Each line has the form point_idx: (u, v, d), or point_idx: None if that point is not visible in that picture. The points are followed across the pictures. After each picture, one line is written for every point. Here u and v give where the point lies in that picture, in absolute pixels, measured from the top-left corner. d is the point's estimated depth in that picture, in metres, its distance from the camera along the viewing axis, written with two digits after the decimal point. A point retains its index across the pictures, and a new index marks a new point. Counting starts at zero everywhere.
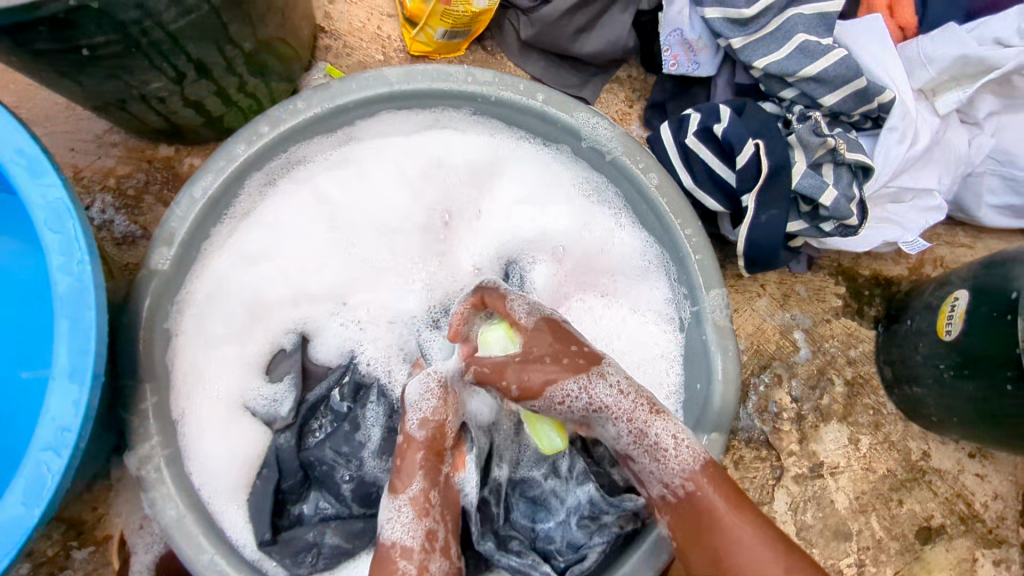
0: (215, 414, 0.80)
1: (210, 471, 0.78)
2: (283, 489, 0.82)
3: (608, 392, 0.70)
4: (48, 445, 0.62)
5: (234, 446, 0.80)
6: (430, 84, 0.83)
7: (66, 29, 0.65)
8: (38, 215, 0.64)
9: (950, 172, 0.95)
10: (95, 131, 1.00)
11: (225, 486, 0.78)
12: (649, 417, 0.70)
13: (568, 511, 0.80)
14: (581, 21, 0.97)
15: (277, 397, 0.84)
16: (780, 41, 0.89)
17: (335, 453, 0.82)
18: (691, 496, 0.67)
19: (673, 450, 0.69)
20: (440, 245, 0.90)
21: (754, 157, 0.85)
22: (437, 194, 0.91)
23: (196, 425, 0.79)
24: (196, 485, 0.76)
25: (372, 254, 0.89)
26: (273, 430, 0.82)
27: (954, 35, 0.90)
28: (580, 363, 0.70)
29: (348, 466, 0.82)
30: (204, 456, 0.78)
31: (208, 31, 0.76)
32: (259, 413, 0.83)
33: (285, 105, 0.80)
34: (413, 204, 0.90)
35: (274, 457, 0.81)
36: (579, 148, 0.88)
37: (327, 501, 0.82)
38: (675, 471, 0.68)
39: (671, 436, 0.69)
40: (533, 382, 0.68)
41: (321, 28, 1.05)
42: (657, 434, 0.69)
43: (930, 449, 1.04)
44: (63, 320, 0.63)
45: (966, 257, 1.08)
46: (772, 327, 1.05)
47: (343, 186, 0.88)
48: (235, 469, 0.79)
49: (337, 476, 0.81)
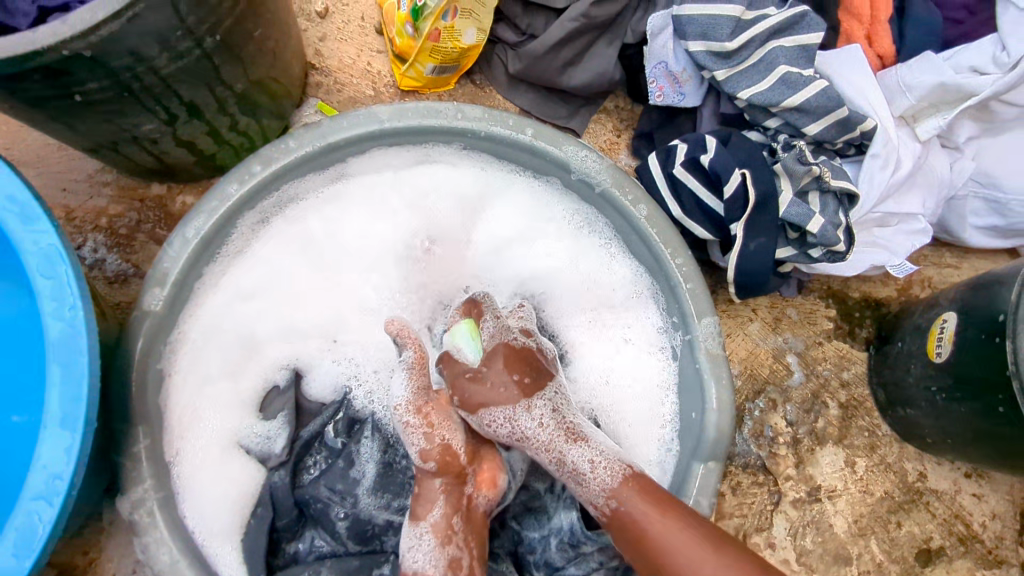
0: (208, 454, 0.80)
1: (205, 513, 0.77)
2: (277, 528, 0.81)
3: (531, 424, 0.71)
4: (39, 493, 0.61)
5: (228, 486, 0.79)
6: (421, 121, 0.84)
7: (59, 77, 0.66)
8: (30, 261, 0.64)
9: (934, 196, 0.97)
10: (87, 171, 1.00)
11: (219, 528, 0.77)
12: (566, 445, 0.70)
13: (551, 532, 0.81)
14: (568, 55, 0.99)
15: (271, 434, 0.83)
16: (763, 72, 0.91)
17: (330, 490, 0.81)
18: (618, 513, 0.67)
19: (591, 475, 0.69)
20: (432, 280, 0.91)
21: (741, 186, 0.86)
22: (429, 229, 0.91)
23: (190, 465, 0.78)
24: (190, 527, 0.75)
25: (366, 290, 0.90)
26: (267, 469, 0.81)
27: (931, 64, 0.92)
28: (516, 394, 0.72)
29: (343, 504, 0.80)
30: (198, 498, 0.77)
31: (200, 75, 0.77)
32: (253, 451, 0.82)
33: (277, 144, 0.81)
34: (406, 239, 0.91)
35: (268, 496, 0.80)
36: (569, 181, 0.89)
37: (321, 538, 0.81)
38: (595, 491, 0.69)
39: (587, 460, 0.70)
40: (471, 399, 0.73)
41: (312, 66, 1.06)
42: (574, 460, 0.70)
43: (926, 470, 1.05)
44: (55, 366, 0.63)
45: (954, 277, 1.10)
46: (765, 351, 1.05)
47: (337, 224, 0.89)
48: (229, 510, 0.78)
49: (332, 513, 0.80)
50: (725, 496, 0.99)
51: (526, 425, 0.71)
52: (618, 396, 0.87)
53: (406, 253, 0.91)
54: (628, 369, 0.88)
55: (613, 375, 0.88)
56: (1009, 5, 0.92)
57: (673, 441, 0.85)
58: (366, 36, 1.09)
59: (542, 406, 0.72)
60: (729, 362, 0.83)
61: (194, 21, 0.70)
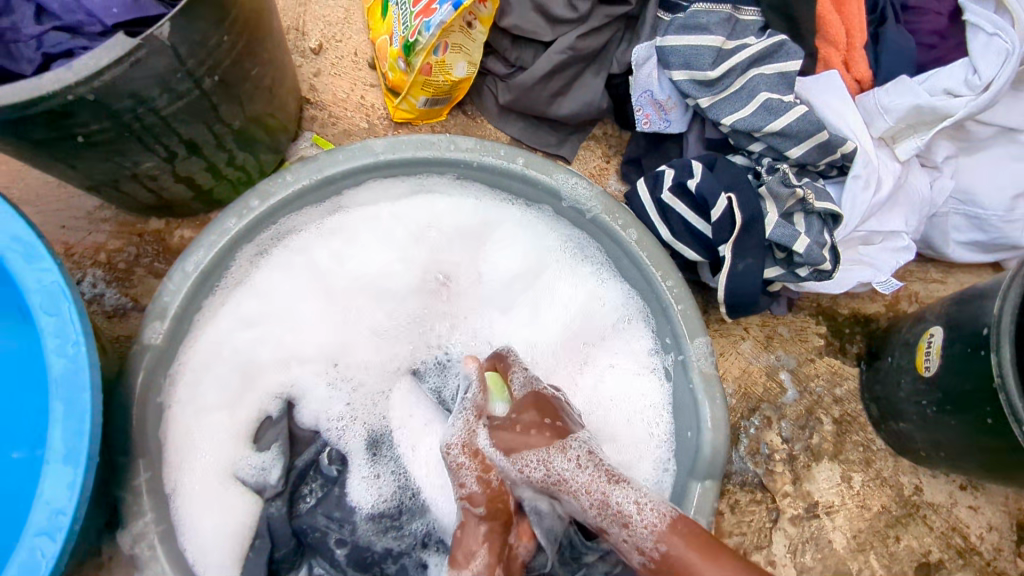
0: (205, 487, 0.80)
1: (203, 545, 0.77)
2: (276, 560, 0.81)
3: (567, 465, 0.65)
4: (42, 529, 0.61)
5: (225, 519, 0.79)
6: (414, 153, 0.86)
7: (63, 120, 0.68)
8: (33, 300, 0.65)
9: (916, 213, 0.99)
10: (86, 208, 1.02)
11: (218, 559, 0.77)
12: (608, 486, 0.63)
13: None
14: (556, 86, 1.02)
15: (265, 466, 0.84)
16: (744, 99, 0.94)
17: (327, 518, 0.82)
18: (666, 558, 0.59)
19: (637, 518, 0.61)
20: (429, 308, 0.93)
21: (727, 210, 0.89)
22: (427, 256, 0.94)
23: (188, 498, 0.78)
24: (189, 559, 0.76)
25: (365, 318, 0.91)
26: (263, 499, 0.82)
27: (907, 87, 0.95)
28: (551, 435, 0.68)
29: (341, 531, 0.82)
30: (197, 530, 0.77)
31: (199, 113, 0.80)
32: (249, 481, 0.82)
33: (273, 179, 0.83)
34: (402, 266, 0.93)
35: (266, 528, 0.80)
36: (560, 208, 0.91)
37: (321, 567, 0.82)
38: (641, 536, 0.61)
39: (632, 501, 0.62)
40: (511, 445, 0.67)
41: (307, 100, 1.09)
42: (619, 501, 0.62)
43: (922, 483, 1.06)
44: (59, 402, 0.64)
45: (940, 292, 1.12)
46: (758, 368, 1.07)
47: (334, 252, 0.91)
48: (228, 543, 0.79)
49: (330, 541, 0.82)
50: (724, 515, 1.00)
51: (562, 467, 0.65)
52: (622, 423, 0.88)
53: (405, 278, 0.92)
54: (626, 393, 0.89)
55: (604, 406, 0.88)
56: (978, 30, 0.96)
57: (671, 462, 0.86)
58: (359, 71, 1.12)
59: (580, 454, 0.66)
60: (721, 383, 0.84)
61: (193, 63, 0.72)
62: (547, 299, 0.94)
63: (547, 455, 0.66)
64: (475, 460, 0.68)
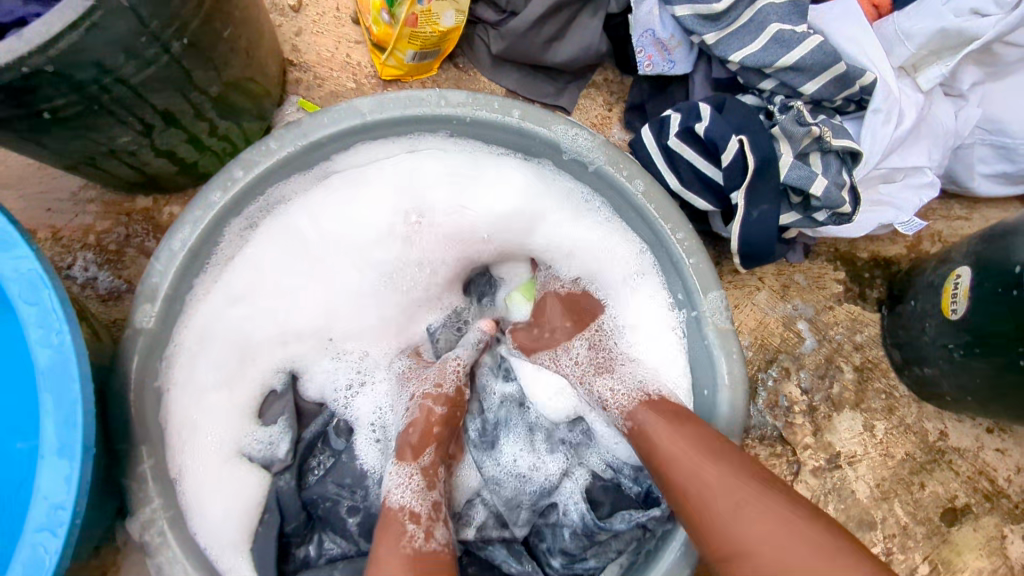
0: (211, 466, 0.79)
1: (212, 526, 0.76)
2: (287, 532, 0.81)
3: (572, 367, 0.84)
4: (43, 525, 0.60)
5: (232, 497, 0.78)
6: (404, 111, 0.81)
7: (24, 95, 0.63)
8: (11, 289, 0.62)
9: (940, 146, 0.93)
10: (70, 188, 0.98)
11: (227, 541, 0.76)
12: (593, 377, 0.82)
13: (562, 523, 0.80)
14: (551, 30, 0.96)
15: (272, 440, 0.83)
16: (754, 33, 0.87)
17: (337, 486, 0.83)
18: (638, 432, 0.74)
19: (611, 400, 0.78)
20: (418, 262, 0.88)
21: (739, 153, 0.83)
22: (410, 203, 0.87)
23: (193, 480, 0.77)
24: (200, 543, 0.75)
25: (357, 281, 0.87)
26: (272, 473, 0.82)
27: (929, 9, 0.89)
28: (571, 327, 0.85)
29: (353, 498, 0.83)
30: (202, 513, 0.76)
31: (171, 81, 0.75)
32: (256, 458, 0.82)
33: (256, 147, 0.79)
34: (385, 220, 0.86)
35: (275, 501, 0.80)
36: (562, 161, 0.86)
37: (332, 541, 0.82)
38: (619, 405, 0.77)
39: (609, 389, 0.79)
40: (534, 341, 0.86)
41: (290, 62, 1.03)
42: (600, 388, 0.80)
43: (947, 428, 1.03)
44: (47, 395, 0.61)
45: (965, 230, 1.07)
46: (775, 319, 1.03)
47: (312, 212, 0.85)
48: (239, 522, 0.78)
49: (342, 510, 0.83)
50: None
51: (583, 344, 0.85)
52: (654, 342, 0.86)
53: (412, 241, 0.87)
54: (647, 320, 0.86)
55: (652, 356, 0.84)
56: None
57: None
58: (343, 27, 1.06)
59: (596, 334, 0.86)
60: (738, 336, 0.81)
61: (158, 26, 0.67)
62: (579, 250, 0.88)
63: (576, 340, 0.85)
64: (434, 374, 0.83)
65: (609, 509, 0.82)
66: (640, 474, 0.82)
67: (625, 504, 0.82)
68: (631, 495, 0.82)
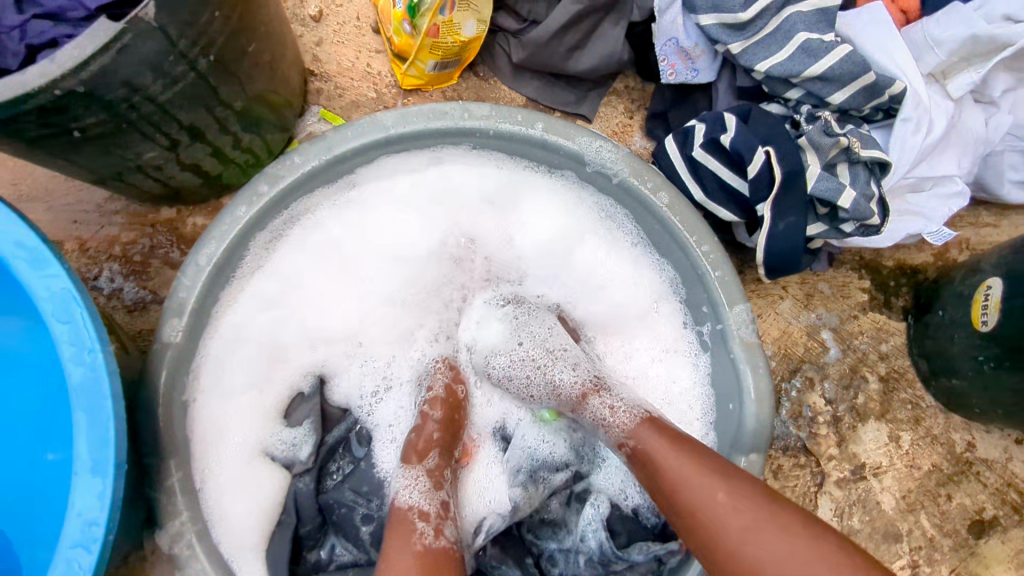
0: (234, 466, 0.80)
1: (232, 525, 0.77)
2: (301, 535, 0.81)
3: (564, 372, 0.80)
4: (77, 541, 0.61)
5: (253, 498, 0.79)
6: (427, 124, 0.81)
7: (55, 115, 0.64)
8: (44, 307, 0.63)
9: (969, 154, 0.91)
10: (96, 200, 0.99)
11: (247, 541, 0.77)
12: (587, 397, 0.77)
13: (578, 550, 0.80)
14: (573, 40, 0.95)
15: (296, 441, 0.83)
16: (781, 42, 0.86)
17: (354, 493, 0.82)
18: (634, 451, 0.71)
19: (611, 419, 0.74)
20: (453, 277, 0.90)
21: (766, 165, 0.83)
22: (448, 226, 0.90)
23: (216, 480, 0.78)
24: (218, 539, 0.75)
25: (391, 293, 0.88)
26: (292, 474, 0.82)
27: (959, 16, 0.87)
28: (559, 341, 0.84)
29: (367, 506, 0.81)
30: (223, 512, 0.77)
31: (198, 97, 0.75)
32: (279, 457, 0.82)
33: (281, 161, 0.79)
34: (424, 239, 0.89)
35: (293, 503, 0.80)
36: (585, 174, 0.86)
37: (343, 547, 0.81)
38: (617, 432, 0.73)
39: (607, 407, 0.75)
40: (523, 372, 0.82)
41: (311, 72, 1.04)
42: (595, 409, 0.76)
43: (975, 439, 1.01)
44: (80, 412, 0.62)
45: (993, 237, 1.05)
46: (798, 329, 1.02)
47: (351, 229, 0.87)
48: (257, 521, 0.79)
49: (356, 518, 0.81)
50: (767, 481, 0.97)
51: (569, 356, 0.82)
52: (646, 380, 0.87)
53: (445, 256, 0.90)
54: (642, 365, 0.88)
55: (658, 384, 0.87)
56: None
57: (711, 432, 0.84)
58: (363, 37, 1.06)
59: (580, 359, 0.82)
60: (765, 349, 0.80)
61: (185, 44, 0.68)
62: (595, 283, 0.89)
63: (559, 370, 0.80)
64: (447, 375, 0.83)
65: (627, 539, 0.81)
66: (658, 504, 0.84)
67: (642, 535, 0.82)
68: (648, 525, 0.83)
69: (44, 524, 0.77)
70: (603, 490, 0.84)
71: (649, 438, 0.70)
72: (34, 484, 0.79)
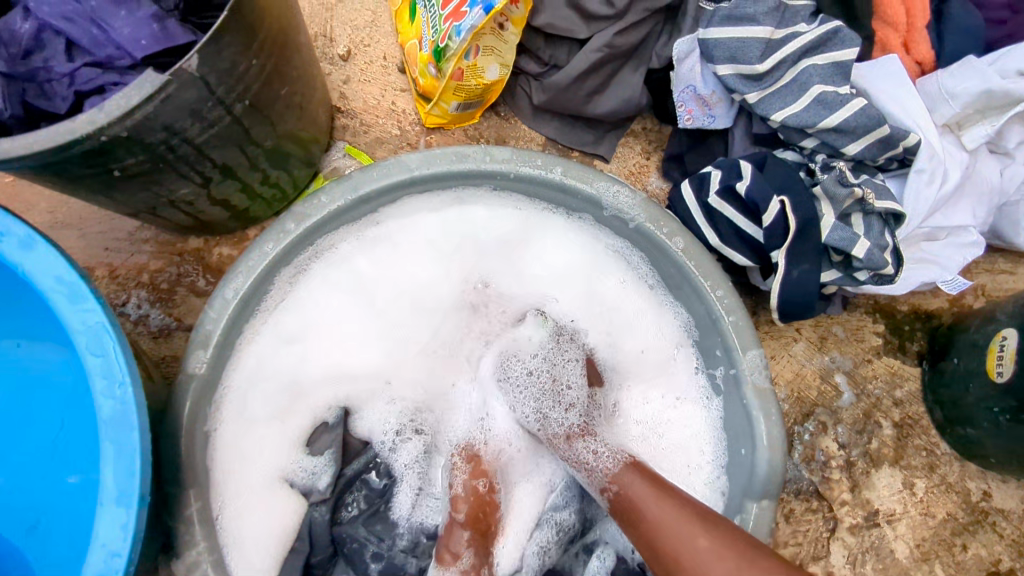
0: (253, 492, 0.81)
1: (247, 550, 0.78)
2: (312, 564, 0.82)
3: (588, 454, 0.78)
4: (99, 571, 0.62)
5: (269, 524, 0.80)
6: (450, 166, 0.84)
7: (98, 158, 0.67)
8: (78, 341, 0.65)
9: (984, 204, 0.92)
10: (127, 229, 1.03)
11: (260, 566, 0.79)
12: (572, 440, 0.80)
13: None
14: (593, 85, 0.98)
15: (316, 469, 0.84)
16: (797, 93, 0.88)
17: (367, 530, 0.83)
18: (618, 496, 0.72)
19: (593, 462, 0.77)
20: (468, 320, 0.92)
21: (780, 214, 0.84)
22: (469, 265, 0.93)
23: (234, 502, 0.79)
24: (231, 564, 0.77)
25: (415, 331, 0.91)
26: (309, 503, 0.83)
27: (975, 69, 0.88)
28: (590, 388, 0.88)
29: (379, 544, 0.82)
30: (240, 534, 0.78)
31: (232, 138, 0.79)
32: (298, 484, 0.84)
33: (308, 201, 0.81)
34: (446, 279, 0.92)
35: (307, 531, 0.81)
36: (602, 217, 0.88)
37: None
38: (602, 477, 0.75)
39: (591, 451, 0.78)
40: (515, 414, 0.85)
41: (338, 109, 1.07)
42: (579, 451, 0.78)
43: (991, 488, 1.00)
44: (108, 443, 0.64)
45: (1009, 284, 1.05)
46: (812, 371, 1.02)
47: (376, 264, 0.90)
48: (270, 545, 0.80)
49: (367, 554, 0.82)
50: (778, 525, 0.96)
51: (569, 398, 0.84)
52: (649, 435, 0.88)
53: (463, 298, 0.92)
54: (653, 411, 0.89)
55: (665, 430, 0.88)
56: None
57: (722, 478, 0.84)
58: (389, 75, 1.09)
59: (577, 400, 0.84)
60: (778, 396, 0.81)
61: (223, 91, 0.71)
62: (609, 328, 0.91)
63: (550, 408, 0.83)
64: (468, 465, 0.82)
65: None
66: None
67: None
68: None
69: (67, 548, 0.78)
70: (611, 543, 0.85)
71: (632, 483, 0.72)
72: (58, 510, 0.81)
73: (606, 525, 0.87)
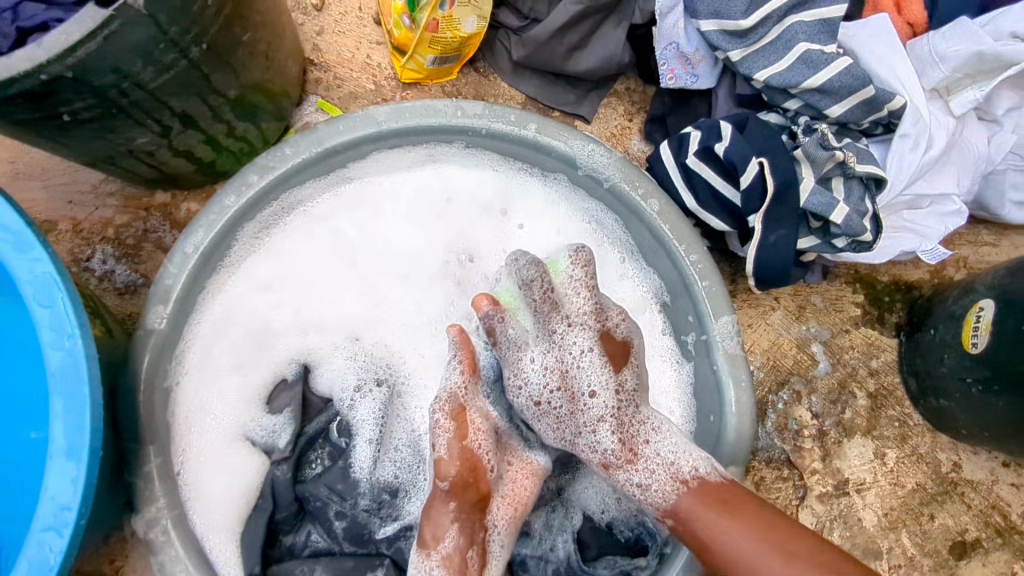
0: (215, 448, 0.80)
1: (210, 505, 0.77)
2: (276, 520, 0.80)
3: (607, 410, 0.74)
4: (48, 524, 0.61)
5: (232, 479, 0.79)
6: (419, 121, 0.81)
7: (44, 98, 0.64)
8: (25, 291, 0.63)
9: (970, 173, 0.90)
10: (91, 181, 0.99)
11: (223, 521, 0.77)
12: (630, 460, 0.73)
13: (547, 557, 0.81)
14: (573, 40, 0.94)
15: (276, 428, 0.82)
16: (780, 51, 0.85)
17: (330, 489, 0.81)
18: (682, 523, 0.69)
19: (652, 494, 0.72)
20: (456, 296, 0.88)
21: (759, 175, 0.82)
22: (450, 235, 0.89)
23: (196, 458, 0.78)
24: (192, 521, 0.75)
25: (390, 295, 0.88)
26: (271, 460, 0.81)
27: (966, 31, 0.85)
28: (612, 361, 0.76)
29: (342, 504, 0.81)
30: (203, 488, 0.77)
31: (190, 84, 0.75)
32: (258, 442, 0.81)
33: (271, 153, 0.78)
34: (427, 246, 0.89)
35: (270, 489, 0.80)
36: (577, 176, 0.85)
37: (319, 534, 0.81)
38: (656, 504, 0.71)
39: (647, 474, 0.73)
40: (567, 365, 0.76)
41: (310, 61, 1.03)
42: (634, 482, 0.73)
43: (962, 460, 1.00)
44: (58, 397, 0.63)
45: (992, 256, 1.04)
46: (788, 340, 1.01)
47: (357, 224, 0.88)
48: (233, 500, 0.78)
49: (330, 513, 0.81)
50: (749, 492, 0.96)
51: (594, 410, 0.75)
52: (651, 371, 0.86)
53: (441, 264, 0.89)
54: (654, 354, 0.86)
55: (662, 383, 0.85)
56: None
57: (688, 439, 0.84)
58: (364, 28, 1.05)
59: (606, 413, 0.74)
60: (748, 362, 0.79)
61: (176, 32, 0.68)
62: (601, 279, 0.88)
63: (579, 435, 0.75)
64: (453, 422, 0.72)
65: (596, 550, 0.82)
66: (633, 518, 0.83)
67: (613, 549, 0.82)
68: (622, 538, 0.83)
69: (21, 505, 0.77)
70: (580, 502, 0.84)
71: (698, 508, 0.68)
72: (14, 464, 0.79)
73: (577, 487, 0.84)
